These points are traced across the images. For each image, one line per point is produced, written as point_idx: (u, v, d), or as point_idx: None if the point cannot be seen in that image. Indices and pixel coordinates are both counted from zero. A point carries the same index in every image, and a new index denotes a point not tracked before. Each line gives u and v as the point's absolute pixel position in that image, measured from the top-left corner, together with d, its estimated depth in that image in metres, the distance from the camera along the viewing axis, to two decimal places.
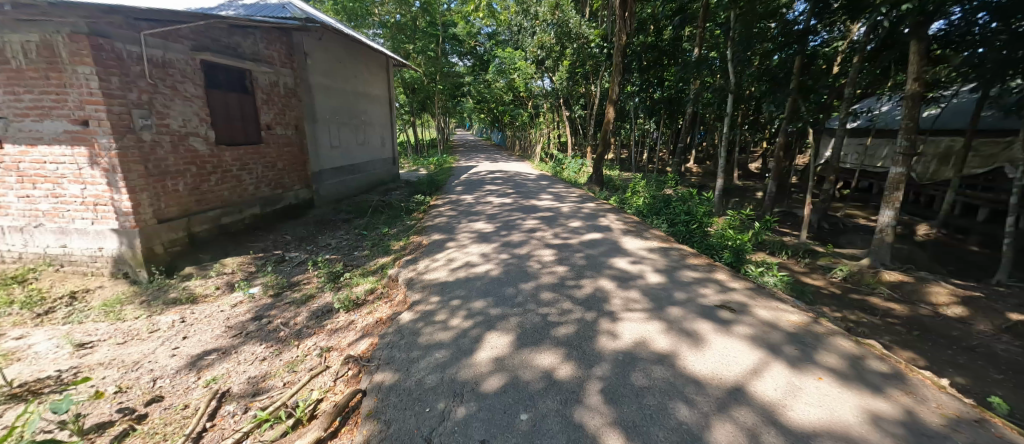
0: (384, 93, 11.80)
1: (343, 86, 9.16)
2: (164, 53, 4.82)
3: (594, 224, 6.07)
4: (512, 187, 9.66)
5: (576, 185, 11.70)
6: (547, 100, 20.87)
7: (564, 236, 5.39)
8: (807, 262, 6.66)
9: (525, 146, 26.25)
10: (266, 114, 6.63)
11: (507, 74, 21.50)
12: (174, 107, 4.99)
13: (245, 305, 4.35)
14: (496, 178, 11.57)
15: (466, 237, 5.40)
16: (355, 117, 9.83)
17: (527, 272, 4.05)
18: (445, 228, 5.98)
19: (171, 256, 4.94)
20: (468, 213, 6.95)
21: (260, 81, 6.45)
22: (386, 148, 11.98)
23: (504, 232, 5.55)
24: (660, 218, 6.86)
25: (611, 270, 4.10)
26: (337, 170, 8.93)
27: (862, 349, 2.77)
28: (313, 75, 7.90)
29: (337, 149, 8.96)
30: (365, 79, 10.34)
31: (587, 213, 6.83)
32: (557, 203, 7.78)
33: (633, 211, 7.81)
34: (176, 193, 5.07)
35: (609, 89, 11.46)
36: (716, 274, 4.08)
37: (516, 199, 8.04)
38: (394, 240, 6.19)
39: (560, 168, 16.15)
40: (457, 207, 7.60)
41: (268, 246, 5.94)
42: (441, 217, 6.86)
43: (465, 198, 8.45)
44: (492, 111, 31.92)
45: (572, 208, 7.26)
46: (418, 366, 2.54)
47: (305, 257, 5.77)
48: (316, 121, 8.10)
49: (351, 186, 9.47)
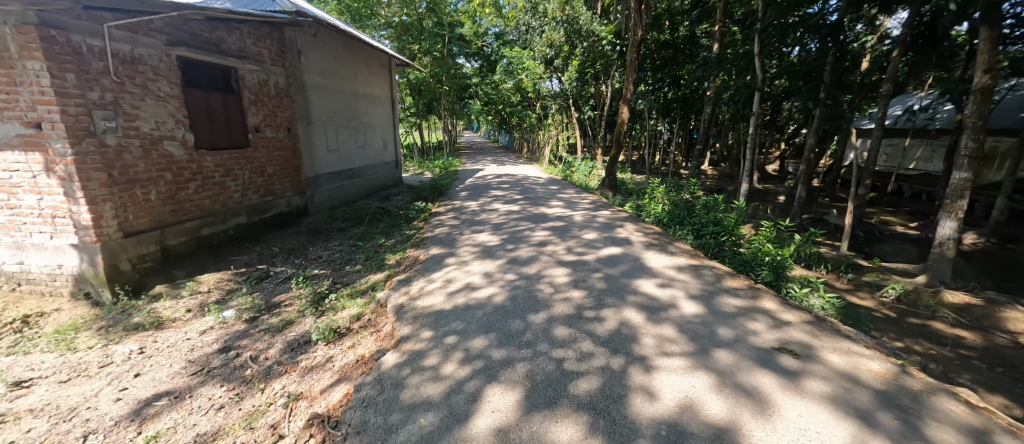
0: (386, 94, 11.33)
1: (341, 86, 8.68)
2: (133, 48, 4.35)
3: (611, 236, 5.43)
4: (520, 193, 9.05)
5: (588, 189, 11.03)
6: (556, 101, 20.27)
7: (578, 251, 4.77)
8: (850, 278, 5.94)
9: (533, 149, 25.66)
10: (254, 115, 6.16)
11: (515, 74, 20.95)
12: (145, 108, 4.52)
13: (214, 333, 3.81)
14: (502, 182, 10.99)
15: (467, 252, 4.80)
16: (354, 119, 9.37)
17: (536, 299, 3.44)
18: (445, 240, 5.40)
19: (139, 273, 4.44)
20: (471, 223, 6.36)
21: (248, 80, 5.98)
22: (388, 150, 11.52)
23: (510, 246, 4.94)
24: (683, 228, 6.20)
25: (636, 297, 3.46)
26: (334, 175, 8.46)
27: (981, 419, 2.09)
28: (308, 74, 7.42)
29: (335, 152, 8.49)
30: (365, 79, 9.85)
31: (603, 223, 6.19)
32: (569, 211, 7.16)
33: (651, 219, 7.15)
34: (147, 203, 4.57)
35: (623, 87, 10.76)
36: (763, 303, 3.42)
37: (524, 206, 7.44)
38: (390, 253, 5.63)
39: (570, 171, 15.53)
40: (459, 215, 7.03)
41: (252, 260, 5.42)
42: (441, 227, 6.28)
43: (469, 204, 7.90)
44: (499, 113, 31.36)
45: (585, 217, 6.62)
46: (396, 439, 1.92)
47: (291, 273, 5.24)
48: (312, 124, 7.63)
49: (350, 192, 9.00)
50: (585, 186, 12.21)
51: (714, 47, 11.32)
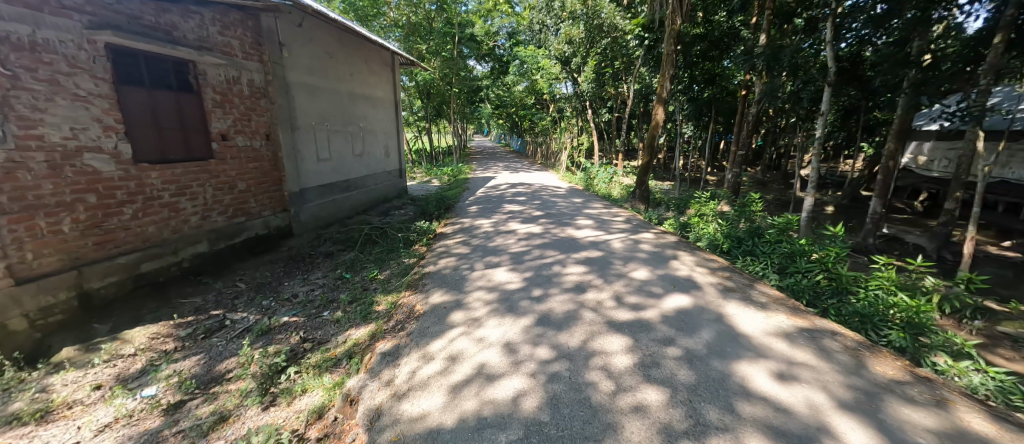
0: (390, 96, 10.26)
1: (334, 85, 7.59)
2: (34, 31, 3.27)
3: (669, 276, 4.09)
4: (539, 208, 7.76)
5: (615, 202, 9.68)
6: (572, 103, 19.01)
7: (632, 303, 3.43)
8: (983, 330, 4.45)
9: (547, 154, 24.34)
10: (220, 119, 5.06)
11: (530, 75, 19.80)
12: (55, 110, 3.42)
13: (113, 434, 2.56)
14: (518, 194, 9.72)
15: (479, 303, 3.52)
16: (351, 123, 8.27)
17: (592, 410, 2.10)
18: (451, 280, 4.17)
19: (43, 331, 3.33)
20: (484, 251, 5.09)
21: (211, 76, 4.89)
22: (392, 157, 10.42)
23: (536, 293, 3.65)
24: (755, 258, 4.84)
25: (751, 406, 2.11)
26: (326, 188, 7.34)
27: None
28: (292, 70, 6.32)
29: (327, 161, 7.37)
30: (365, 79, 8.79)
31: (650, 254, 4.86)
32: (603, 233, 5.86)
33: (705, 243, 5.80)
34: (55, 236, 3.46)
35: (658, 85, 9.27)
36: (971, 423, 2.04)
37: (546, 228, 6.14)
38: (381, 294, 4.40)
39: (589, 179, 14.21)
40: (470, 239, 5.80)
41: (207, 303, 4.27)
42: (446, 257, 5.03)
43: (481, 223, 6.70)
44: (512, 116, 30.14)
45: (626, 243, 5.32)
46: None
47: (252, 323, 4.06)
48: (297, 129, 6.51)
49: (344, 206, 7.87)
50: (610, 197, 10.86)
51: (757, 36, 9.94)
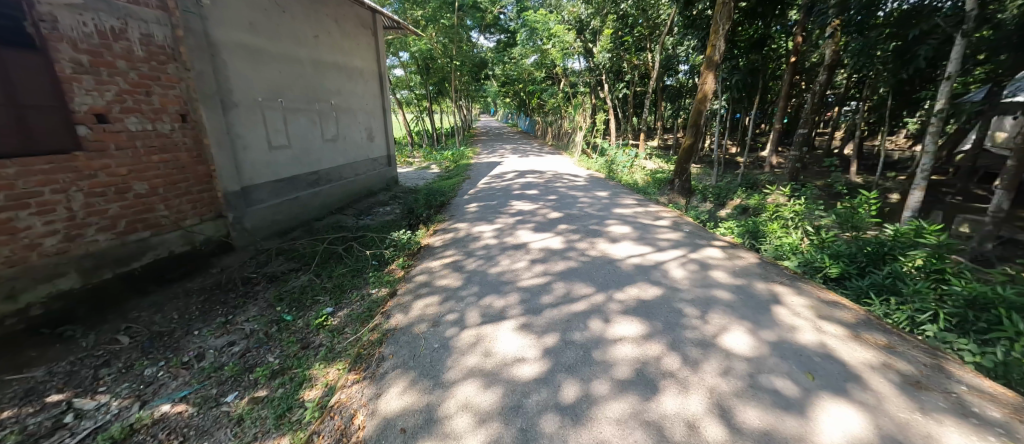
0: (373, 67, 8.49)
1: (292, 49, 5.89)
2: None
3: (793, 348, 2.40)
4: (555, 207, 6.09)
5: (646, 194, 7.92)
6: (587, 76, 16.92)
7: (757, 430, 1.78)
8: None
9: (559, 134, 22.39)
10: (90, 91, 3.43)
11: (540, 44, 17.65)
12: None
13: None
14: (528, 185, 8.04)
15: (467, 422, 1.90)
16: (318, 99, 6.58)
17: None
18: (425, 349, 2.55)
19: None
20: (482, 284, 3.46)
21: (65, 25, 3.25)
22: (377, 142, 8.76)
23: (569, 398, 2.02)
24: (897, 297, 3.09)
25: None
26: (283, 183, 5.78)
27: None
28: (220, 25, 4.63)
29: (283, 148, 5.76)
30: (336, 43, 7.01)
31: (734, 290, 3.20)
32: (649, 249, 4.18)
33: (796, 264, 4.07)
34: None
35: (711, 38, 6.84)
36: None
37: (569, 240, 4.48)
38: (321, 362, 2.84)
39: (609, 163, 12.41)
40: (463, 257, 4.19)
41: (52, 380, 2.75)
42: (425, 293, 3.41)
43: (480, 230, 5.09)
44: (519, 93, 27.91)
45: (689, 269, 3.63)
46: None
47: (108, 418, 2.53)
48: (235, 107, 4.88)
49: (310, 205, 6.34)
50: (637, 186, 9.10)
51: None
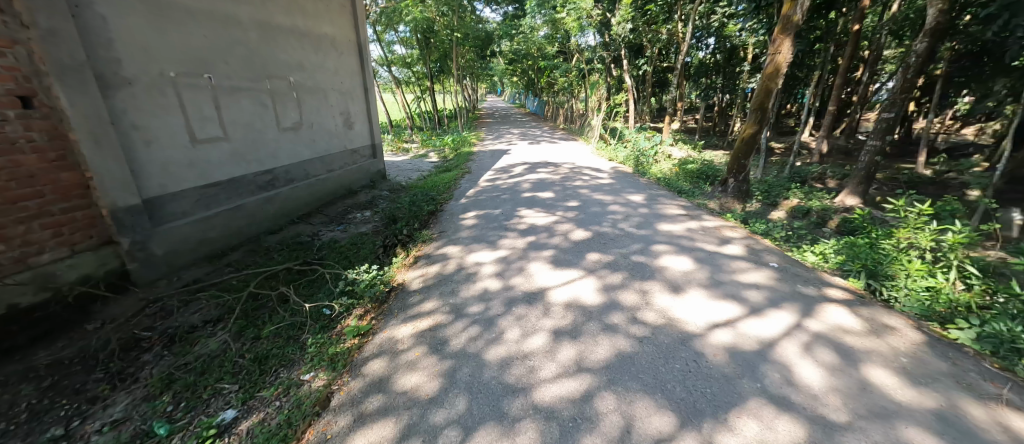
0: (349, 36, 6.89)
1: (223, 5, 4.33)
2: None
3: None
4: (578, 219, 4.60)
5: (687, 196, 6.36)
6: (606, 50, 14.94)
7: None
8: None
9: (571, 116, 20.54)
10: None
11: (552, 14, 15.66)
12: None
13: None
14: (539, 183, 6.52)
15: None
16: (269, 75, 5.06)
17: None
18: None
19: None
20: (473, 394, 2.00)
21: None
22: (357, 129, 7.23)
23: None
24: None
25: None
26: (217, 188, 4.33)
27: None
28: None
29: (216, 141, 4.30)
30: (294, 2, 5.42)
31: (942, 430, 1.70)
32: (737, 309, 2.67)
33: (964, 331, 2.58)
34: None
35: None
36: None
37: (607, 288, 2.97)
38: None
39: (631, 151, 10.77)
40: (447, 318, 2.74)
41: None
42: (373, 409, 1.97)
43: (476, 260, 3.64)
44: (529, 72, 25.93)
45: (824, 362, 2.13)
46: None
47: None
48: (126, 84, 3.40)
49: (262, 214, 4.90)
50: (671, 182, 7.51)
51: None
